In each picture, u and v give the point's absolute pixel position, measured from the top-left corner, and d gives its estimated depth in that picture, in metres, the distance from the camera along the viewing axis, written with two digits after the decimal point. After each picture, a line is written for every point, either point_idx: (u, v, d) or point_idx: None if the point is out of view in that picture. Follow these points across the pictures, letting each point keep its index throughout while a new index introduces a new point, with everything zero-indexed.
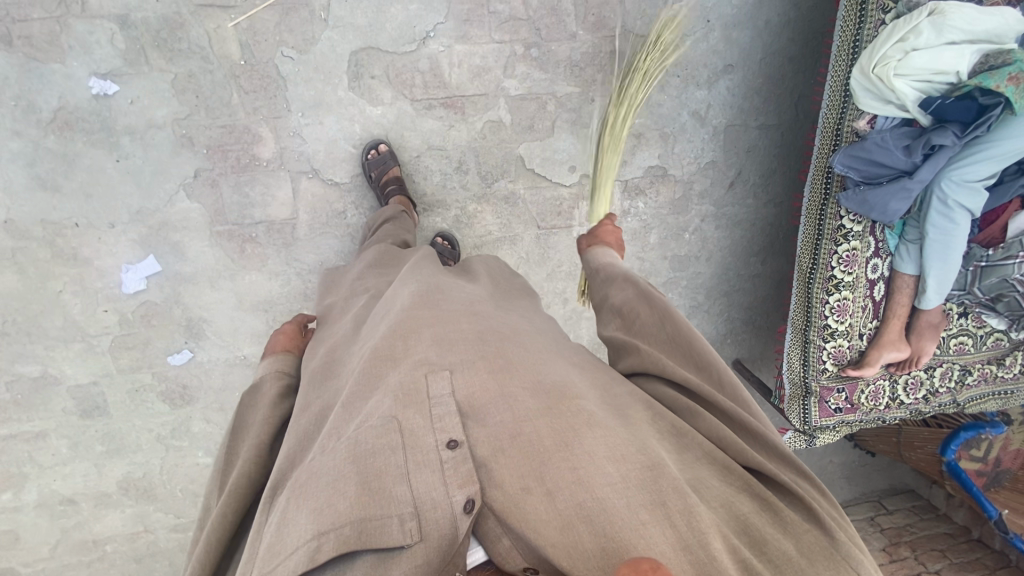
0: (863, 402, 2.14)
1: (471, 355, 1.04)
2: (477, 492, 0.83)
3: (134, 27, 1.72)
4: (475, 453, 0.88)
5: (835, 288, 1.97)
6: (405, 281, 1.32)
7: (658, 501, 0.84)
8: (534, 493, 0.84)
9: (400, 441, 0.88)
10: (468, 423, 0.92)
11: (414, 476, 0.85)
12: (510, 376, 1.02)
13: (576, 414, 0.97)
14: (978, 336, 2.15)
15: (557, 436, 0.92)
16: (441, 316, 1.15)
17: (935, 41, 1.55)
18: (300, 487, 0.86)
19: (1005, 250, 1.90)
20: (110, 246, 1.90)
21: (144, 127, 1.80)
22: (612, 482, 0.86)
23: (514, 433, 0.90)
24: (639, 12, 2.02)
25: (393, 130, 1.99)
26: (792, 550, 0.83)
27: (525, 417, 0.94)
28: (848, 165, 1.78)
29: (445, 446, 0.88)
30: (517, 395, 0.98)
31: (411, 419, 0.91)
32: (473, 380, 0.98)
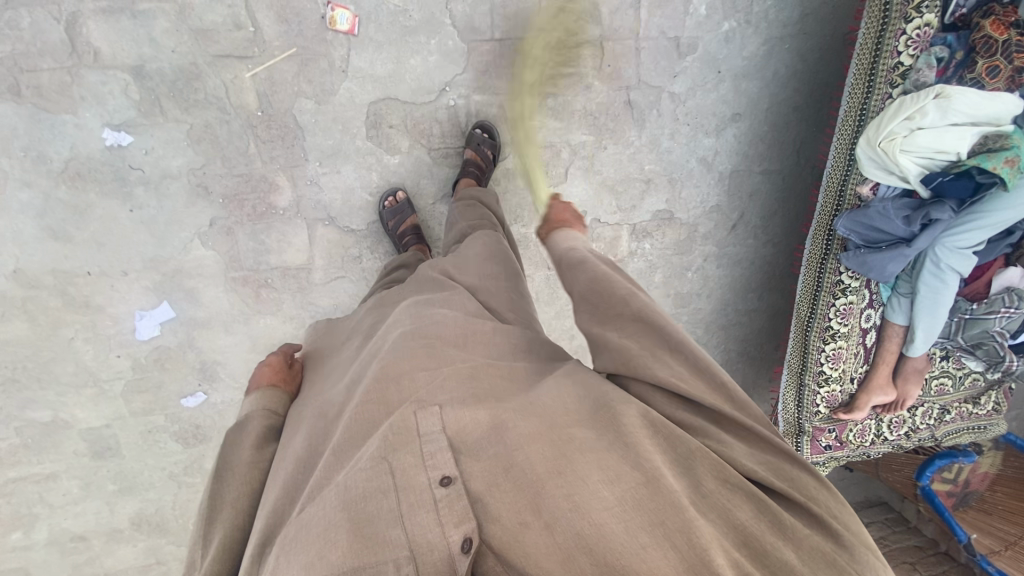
0: (851, 440, 2.27)
1: (463, 390, 1.05)
2: (474, 531, 0.84)
3: (149, 78, 1.68)
4: (469, 488, 0.89)
5: (830, 337, 2.08)
6: (395, 315, 1.35)
7: (657, 521, 0.83)
8: (532, 526, 0.85)
9: (391, 484, 0.89)
10: (461, 457, 0.93)
11: (408, 518, 0.85)
12: (500, 406, 1.02)
13: (562, 435, 0.95)
14: (957, 377, 2.31)
15: (544, 463, 0.90)
16: (431, 352, 1.17)
17: (940, 122, 1.63)
18: (289, 542, 0.85)
19: (988, 305, 2.04)
20: (123, 293, 1.88)
21: (159, 177, 1.78)
22: (610, 506, 0.85)
23: (508, 465, 0.91)
24: (653, 64, 2.07)
25: (410, 177, 1.99)
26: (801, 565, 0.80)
27: (516, 444, 0.93)
28: (850, 228, 1.88)
29: (438, 484, 0.89)
30: (508, 421, 0.98)
31: (403, 458, 0.92)
32: (463, 412, 0.99)
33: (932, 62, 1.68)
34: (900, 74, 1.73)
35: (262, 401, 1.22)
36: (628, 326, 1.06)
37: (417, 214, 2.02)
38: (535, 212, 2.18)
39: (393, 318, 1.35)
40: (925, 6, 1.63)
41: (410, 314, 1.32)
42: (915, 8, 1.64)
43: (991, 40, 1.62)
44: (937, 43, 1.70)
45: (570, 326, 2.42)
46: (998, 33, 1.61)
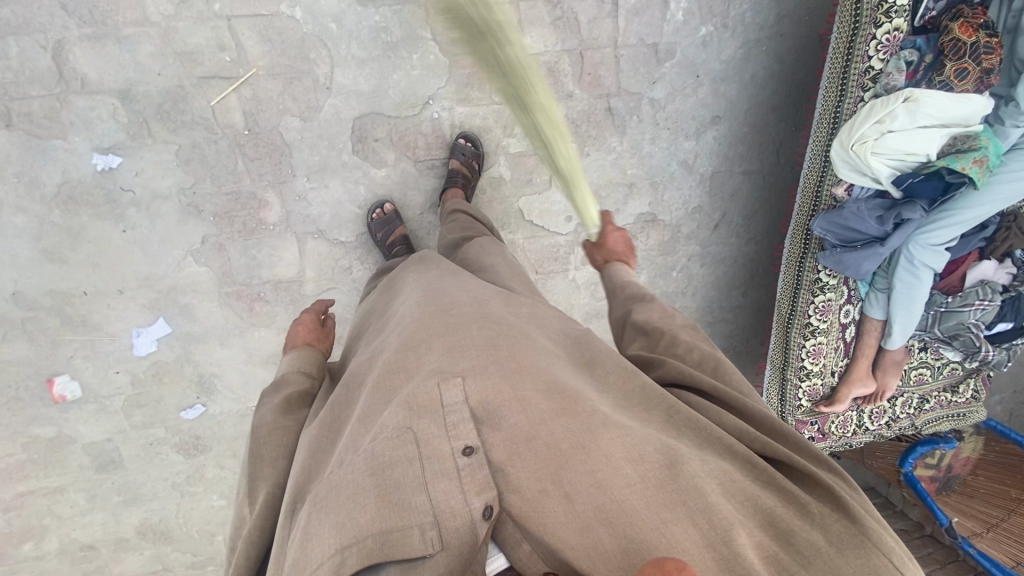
0: (833, 431, 2.35)
1: (482, 360, 1.09)
2: (495, 499, 0.90)
3: (137, 102, 1.72)
4: (491, 457, 0.94)
5: (810, 333, 2.14)
6: (413, 292, 1.40)
7: (678, 500, 0.90)
8: (551, 496, 0.90)
9: (416, 452, 0.94)
10: (483, 427, 0.98)
11: (433, 485, 0.91)
12: (523, 379, 1.06)
13: (590, 414, 1.02)
14: (935, 367, 2.37)
15: (572, 438, 0.97)
16: (451, 322, 1.19)
17: (910, 125, 1.67)
18: (322, 502, 0.92)
19: (963, 298, 2.10)
20: (119, 311, 1.92)
21: (150, 197, 1.82)
22: (631, 482, 0.92)
23: (529, 436, 0.96)
24: (632, 71, 2.11)
25: (397, 190, 2.03)
26: (820, 541, 0.90)
27: (540, 420, 0.99)
28: (826, 229, 1.93)
29: (461, 453, 0.95)
30: (530, 397, 1.03)
31: (426, 428, 0.98)
32: (485, 385, 1.03)
33: (901, 66, 1.72)
34: (871, 78, 1.77)
35: (295, 363, 1.37)
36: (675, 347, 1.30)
37: (405, 225, 2.05)
38: (521, 219, 2.22)
39: (411, 294, 1.40)
40: (894, 11, 1.67)
41: (421, 291, 1.38)
42: (884, 13, 1.68)
43: (959, 42, 1.63)
44: (906, 47, 1.74)
45: None
46: (966, 35, 1.62)
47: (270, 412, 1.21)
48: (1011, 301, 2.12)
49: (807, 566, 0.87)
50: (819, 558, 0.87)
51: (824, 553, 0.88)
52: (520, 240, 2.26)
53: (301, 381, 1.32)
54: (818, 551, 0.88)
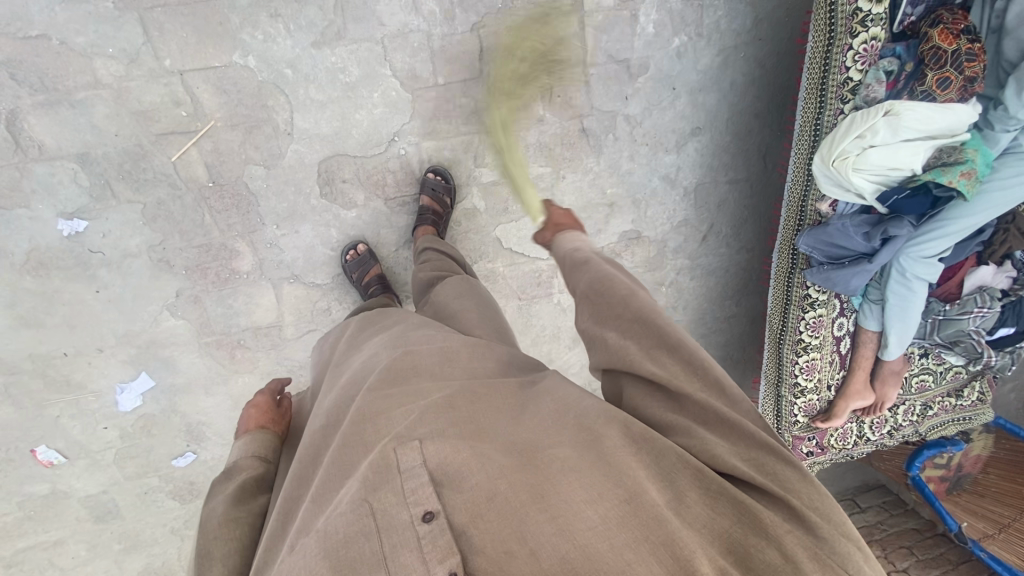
0: (832, 444, 2.29)
1: (444, 423, 0.99)
2: (459, 566, 0.78)
3: (97, 164, 1.70)
4: (453, 521, 0.83)
5: (803, 350, 2.07)
6: (381, 346, 1.30)
7: (641, 539, 0.81)
8: (516, 556, 0.79)
9: (373, 527, 0.82)
10: (443, 490, 0.87)
11: (392, 561, 0.79)
12: (485, 438, 0.97)
13: (545, 461, 0.93)
14: (938, 373, 2.29)
15: (526, 484, 0.88)
16: (411, 390, 1.10)
17: (892, 139, 1.59)
18: None
19: (960, 306, 2.02)
20: (101, 369, 1.93)
21: (120, 256, 1.81)
22: (595, 526, 0.82)
23: (490, 496, 0.86)
24: (604, 90, 2.03)
25: (369, 229, 2.00)
26: (778, 558, 0.80)
27: (499, 475, 0.89)
28: (812, 246, 1.85)
29: (421, 520, 0.83)
30: (489, 453, 0.93)
31: (383, 499, 0.87)
32: (446, 445, 0.93)
33: (880, 76, 1.64)
34: (850, 89, 1.68)
35: (249, 448, 1.26)
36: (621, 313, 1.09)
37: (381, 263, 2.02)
38: (500, 247, 2.18)
39: (377, 349, 1.30)
40: (870, 19, 1.59)
41: (383, 344, 1.31)
42: (859, 22, 1.60)
43: (939, 51, 1.55)
44: (885, 56, 1.66)
45: (549, 350, 2.44)
46: (947, 43, 1.54)
47: (224, 501, 1.12)
48: (1011, 306, 2.04)
49: None
50: None
51: (786, 573, 0.79)
52: (501, 268, 2.21)
53: (257, 466, 1.22)
54: (778, 573, 0.79)
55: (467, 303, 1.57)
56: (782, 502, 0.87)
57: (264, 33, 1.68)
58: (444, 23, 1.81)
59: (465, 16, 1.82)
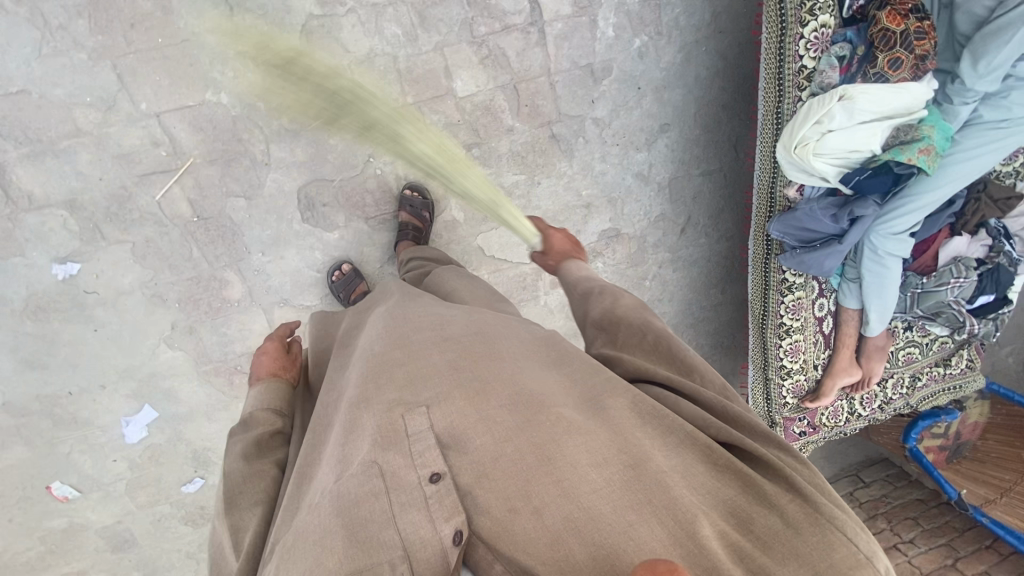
0: (824, 422, 2.33)
1: (446, 386, 1.08)
2: (464, 523, 0.89)
3: (85, 208, 1.76)
4: (459, 482, 0.94)
5: (785, 333, 2.12)
6: (379, 318, 1.34)
7: (643, 499, 0.90)
8: (522, 513, 0.89)
9: (383, 486, 0.94)
10: (450, 453, 0.98)
11: (401, 518, 0.90)
12: (487, 399, 1.05)
13: (555, 423, 1.01)
14: (924, 344, 2.32)
15: (535, 447, 0.97)
16: (413, 351, 1.18)
17: (849, 122, 1.63)
18: (288, 549, 0.89)
19: (937, 278, 2.06)
20: (105, 404, 1.99)
21: (114, 295, 1.87)
22: (599, 488, 0.92)
23: (497, 457, 0.96)
24: (570, 95, 2.08)
25: (353, 249, 2.05)
26: (778, 523, 0.88)
27: (506, 438, 0.99)
28: (783, 231, 1.89)
29: (428, 480, 0.94)
30: (495, 416, 1.02)
31: (391, 460, 0.97)
32: (450, 411, 1.03)
33: (834, 62, 1.68)
34: (806, 77, 1.72)
35: (264, 399, 1.33)
36: (633, 335, 1.24)
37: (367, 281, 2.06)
38: (482, 255, 2.22)
39: (378, 321, 1.34)
40: (818, 8, 1.64)
41: (386, 318, 1.31)
42: (807, 11, 1.64)
43: (888, 33, 1.59)
44: (838, 41, 1.68)
45: None
46: (894, 24, 1.58)
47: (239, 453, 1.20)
48: (989, 274, 2.06)
49: (766, 549, 0.86)
50: (779, 541, 0.86)
51: (783, 536, 0.87)
52: (486, 276, 2.26)
53: (272, 420, 1.29)
54: (779, 537, 0.87)
55: (462, 282, 1.62)
56: (779, 472, 0.95)
57: (234, 71, 1.74)
58: (408, 45, 1.86)
59: (427, 37, 1.87)
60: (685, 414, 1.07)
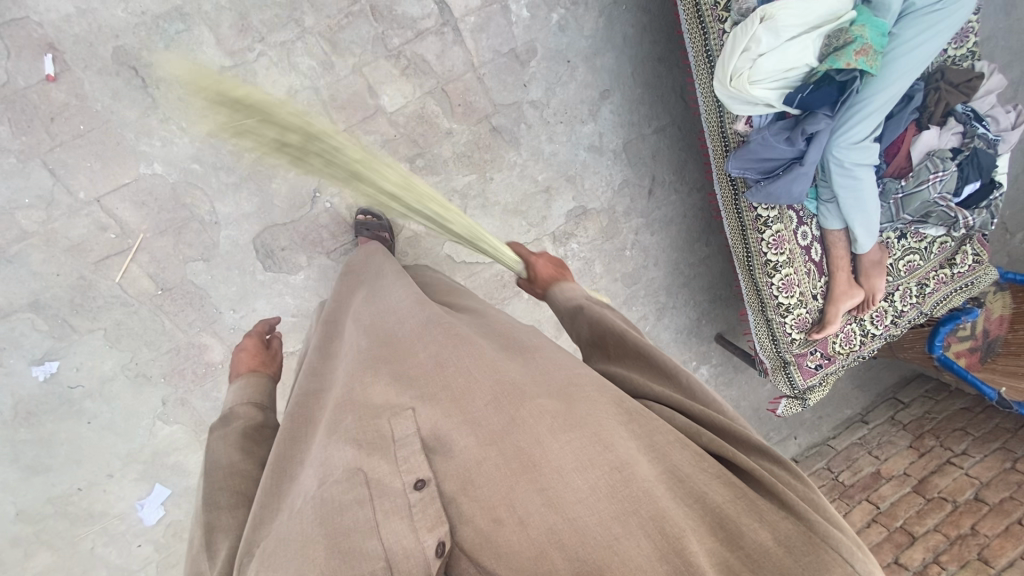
0: (839, 350, 2.22)
1: (431, 386, 0.98)
2: (447, 533, 0.78)
3: (49, 306, 1.78)
4: (442, 489, 0.83)
5: (774, 269, 2.03)
6: (365, 317, 1.27)
7: (630, 510, 0.78)
8: (505, 524, 0.78)
9: (366, 492, 0.82)
10: (434, 457, 0.87)
11: (382, 527, 0.78)
12: (467, 396, 0.94)
13: (539, 416, 0.89)
14: (924, 249, 2.23)
15: (512, 452, 0.84)
16: (401, 351, 1.09)
17: (778, 41, 1.57)
18: (266, 559, 0.77)
19: (916, 178, 1.95)
20: (117, 492, 2.00)
21: (99, 383, 1.88)
22: (582, 497, 0.80)
23: (478, 461, 0.84)
24: (500, 84, 2.05)
25: (322, 286, 2.04)
26: (771, 542, 0.78)
27: (489, 441, 0.86)
28: (742, 167, 1.82)
29: (412, 488, 0.83)
30: (480, 414, 0.90)
31: (377, 466, 0.86)
32: (435, 411, 0.92)
33: None
34: (724, 8, 1.69)
35: (244, 393, 1.32)
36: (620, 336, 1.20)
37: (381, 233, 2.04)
38: (453, 263, 2.19)
39: (362, 318, 1.27)
40: None
41: (374, 316, 1.25)
42: None
43: None
44: None
45: None
46: None
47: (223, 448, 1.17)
48: (969, 161, 1.97)
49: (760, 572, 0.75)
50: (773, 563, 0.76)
51: (778, 557, 0.76)
52: (462, 283, 2.23)
53: (253, 414, 1.27)
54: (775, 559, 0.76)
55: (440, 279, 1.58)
56: (766, 482, 0.86)
57: (161, 139, 1.75)
58: (326, 74, 1.85)
59: (344, 61, 1.86)
60: (668, 417, 0.97)
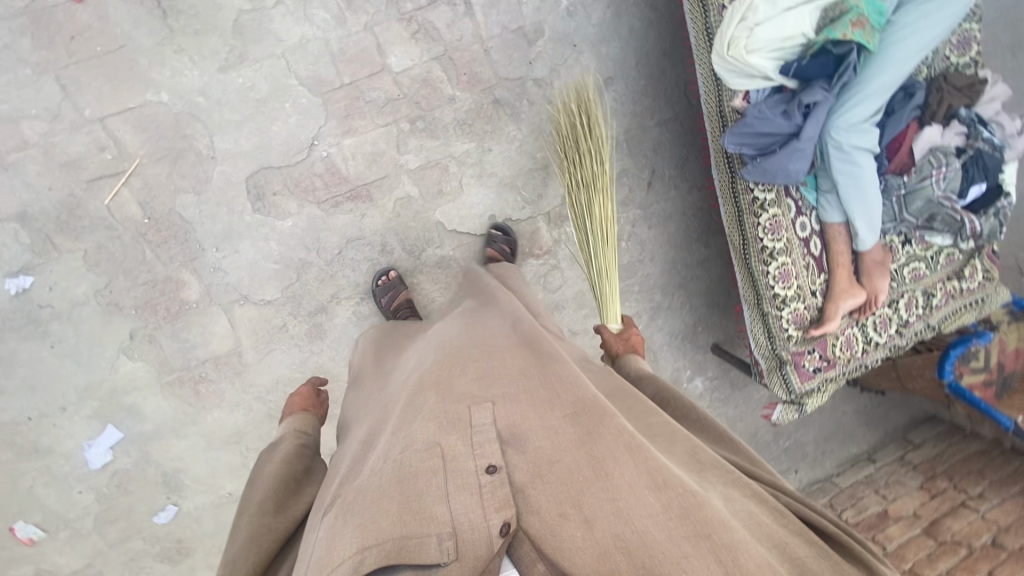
0: (839, 355, 2.09)
1: (515, 390, 1.12)
2: (513, 516, 0.88)
3: (35, 219, 1.78)
4: (512, 477, 0.94)
5: (770, 256, 1.96)
6: (453, 322, 1.44)
7: (700, 532, 0.85)
8: (570, 519, 0.88)
9: (441, 464, 0.93)
10: (508, 448, 0.98)
11: (452, 497, 0.89)
12: (550, 407, 1.07)
13: (615, 437, 0.99)
14: (930, 258, 2.14)
15: (575, 471, 0.94)
16: (486, 354, 1.24)
17: (773, 12, 1.61)
18: (347, 505, 0.91)
19: (918, 173, 1.92)
20: (68, 428, 1.90)
21: (70, 306, 1.84)
22: (653, 513, 0.88)
23: (551, 461, 0.96)
24: (506, 58, 2.11)
25: (309, 235, 2.02)
26: None
27: (563, 448, 0.98)
28: (739, 143, 1.81)
29: (484, 471, 0.93)
30: (555, 424, 1.03)
31: (454, 444, 0.97)
32: (514, 411, 1.05)
33: None
34: None
35: (295, 424, 1.41)
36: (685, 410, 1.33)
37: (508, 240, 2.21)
38: (444, 230, 2.17)
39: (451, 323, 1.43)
40: None
41: (463, 322, 1.41)
42: None
43: None
44: None
45: None
46: None
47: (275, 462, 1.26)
48: (974, 163, 1.93)
49: None
50: None
51: None
52: (451, 252, 2.19)
53: (298, 437, 1.36)
54: None
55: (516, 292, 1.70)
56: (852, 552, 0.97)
57: (171, 69, 1.81)
58: (338, 28, 1.93)
59: (357, 18, 1.94)
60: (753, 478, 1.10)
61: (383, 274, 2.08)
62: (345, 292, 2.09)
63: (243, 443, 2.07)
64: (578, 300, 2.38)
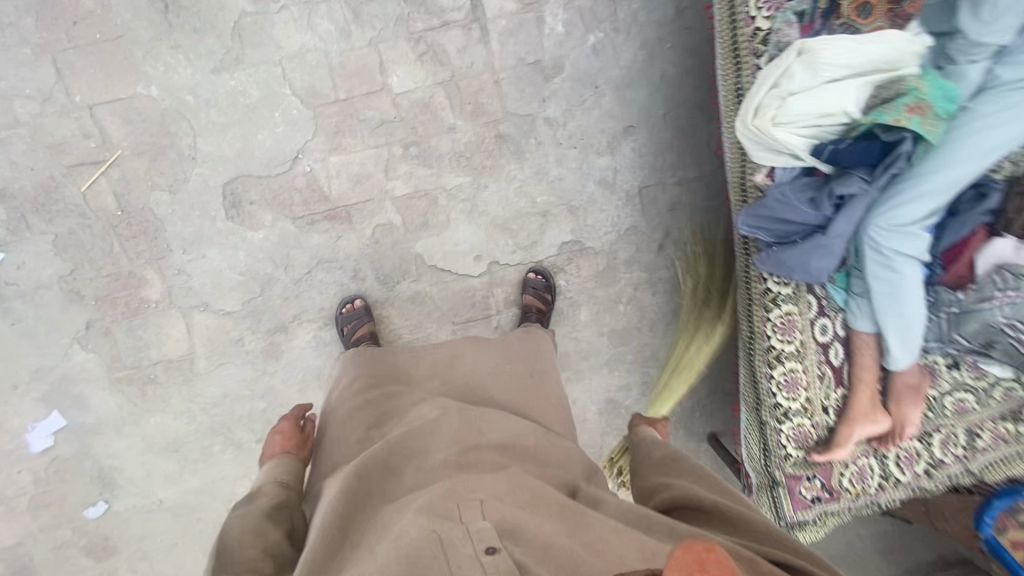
0: (847, 487, 1.77)
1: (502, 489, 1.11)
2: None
3: (13, 197, 1.77)
4: (515, 558, 0.90)
5: (776, 359, 1.68)
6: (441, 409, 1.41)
7: None
8: None
9: (441, 551, 0.91)
10: (505, 536, 0.95)
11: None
12: (537, 508, 1.07)
13: (602, 529, 1.01)
14: (981, 390, 1.76)
15: (575, 555, 0.94)
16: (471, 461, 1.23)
17: (814, 82, 1.36)
18: None
19: (978, 292, 1.60)
20: (14, 408, 1.88)
21: (33, 288, 1.82)
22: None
23: (547, 547, 0.94)
24: (518, 92, 1.94)
25: (279, 250, 1.92)
26: None
27: (556, 538, 0.97)
28: (755, 225, 1.54)
29: (484, 551, 0.91)
30: (544, 521, 1.02)
31: (451, 531, 0.95)
32: (503, 507, 1.03)
33: (790, 18, 1.44)
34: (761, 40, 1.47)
35: (272, 473, 1.33)
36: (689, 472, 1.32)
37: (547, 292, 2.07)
38: (423, 265, 2.02)
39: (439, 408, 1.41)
40: None
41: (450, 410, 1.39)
42: None
43: None
44: None
45: None
46: None
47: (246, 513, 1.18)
48: None
49: None
50: None
51: None
52: (427, 289, 2.04)
53: (277, 492, 1.27)
54: None
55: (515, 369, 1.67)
56: None
57: (165, 64, 1.76)
58: (341, 40, 1.83)
59: (361, 33, 1.83)
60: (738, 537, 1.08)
61: (349, 301, 1.96)
62: (308, 314, 1.99)
63: (182, 452, 2.00)
64: (561, 361, 2.16)
